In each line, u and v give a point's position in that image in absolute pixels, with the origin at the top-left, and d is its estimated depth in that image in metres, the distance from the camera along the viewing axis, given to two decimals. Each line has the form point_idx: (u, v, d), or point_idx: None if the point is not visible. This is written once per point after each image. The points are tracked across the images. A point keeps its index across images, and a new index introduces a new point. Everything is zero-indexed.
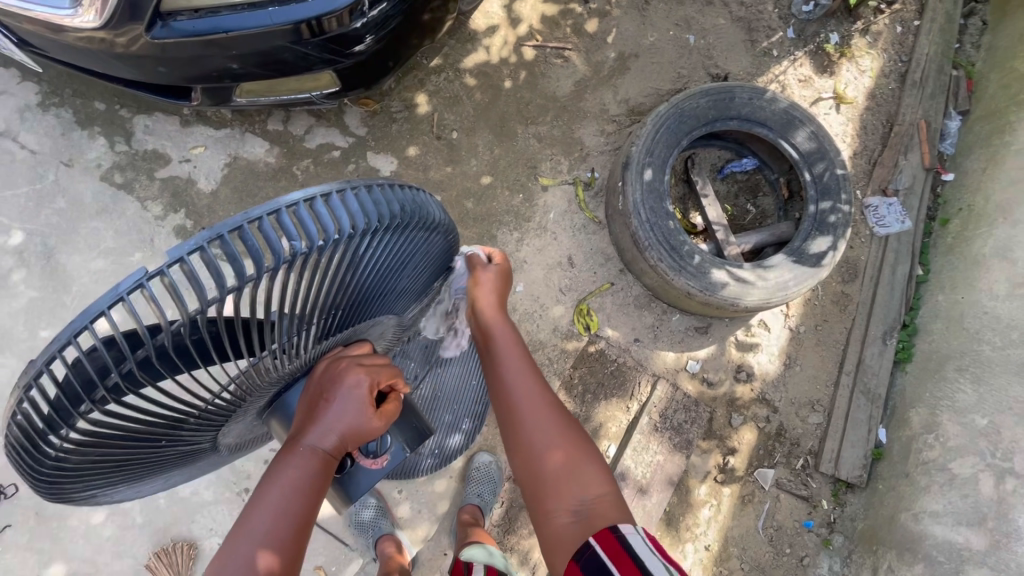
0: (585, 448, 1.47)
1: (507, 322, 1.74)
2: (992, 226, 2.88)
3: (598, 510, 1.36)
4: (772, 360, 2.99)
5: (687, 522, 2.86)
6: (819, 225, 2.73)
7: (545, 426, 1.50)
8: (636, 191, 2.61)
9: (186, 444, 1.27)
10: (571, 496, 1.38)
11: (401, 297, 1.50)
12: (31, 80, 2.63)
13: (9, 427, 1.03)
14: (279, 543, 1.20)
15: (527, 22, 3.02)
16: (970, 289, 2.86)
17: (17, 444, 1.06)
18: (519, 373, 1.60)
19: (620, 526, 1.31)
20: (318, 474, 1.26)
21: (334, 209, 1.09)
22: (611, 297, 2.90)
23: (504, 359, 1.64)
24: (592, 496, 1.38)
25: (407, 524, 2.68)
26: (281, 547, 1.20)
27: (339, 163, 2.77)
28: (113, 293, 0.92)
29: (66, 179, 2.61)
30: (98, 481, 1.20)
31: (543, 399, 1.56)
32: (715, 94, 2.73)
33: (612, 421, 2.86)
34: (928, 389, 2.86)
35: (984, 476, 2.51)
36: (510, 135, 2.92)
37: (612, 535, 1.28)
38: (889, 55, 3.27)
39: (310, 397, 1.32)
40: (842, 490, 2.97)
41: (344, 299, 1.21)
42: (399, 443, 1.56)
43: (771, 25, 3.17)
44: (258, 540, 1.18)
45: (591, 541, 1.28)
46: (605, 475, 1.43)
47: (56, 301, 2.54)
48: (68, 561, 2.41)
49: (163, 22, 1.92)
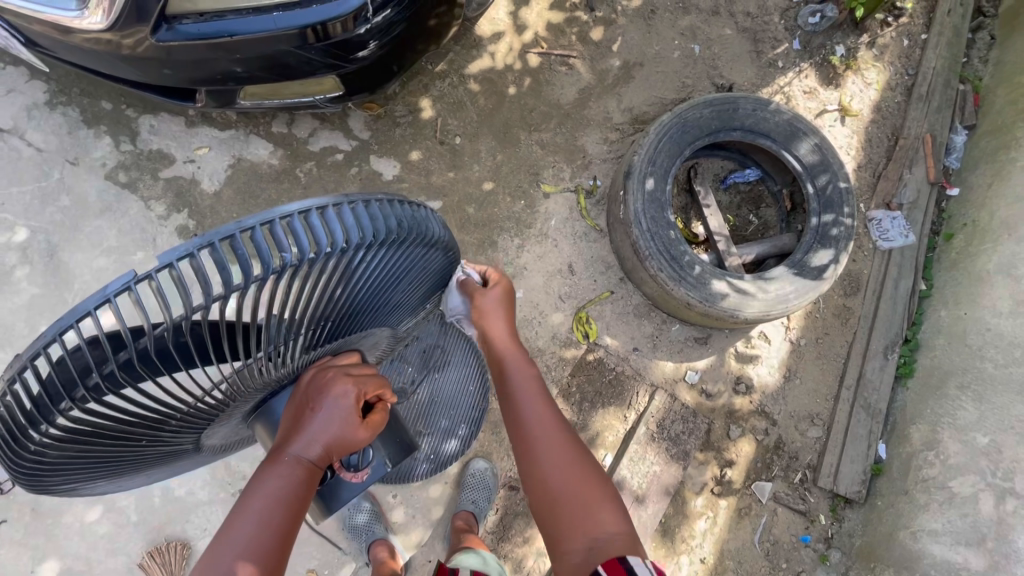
0: (595, 479, 1.50)
1: (520, 350, 1.84)
2: (996, 242, 2.86)
3: (607, 540, 1.37)
4: (773, 372, 2.97)
5: (683, 534, 2.84)
6: (821, 239, 2.71)
7: (555, 454, 1.55)
8: (637, 201, 2.60)
9: (169, 444, 1.28)
10: (580, 529, 1.40)
11: (396, 310, 1.48)
12: (39, 78, 2.65)
13: None
14: (260, 553, 1.21)
15: (533, 29, 3.02)
16: (973, 306, 2.84)
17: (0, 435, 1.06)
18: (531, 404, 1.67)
19: (628, 557, 1.31)
20: (302, 484, 1.27)
21: (328, 222, 1.08)
22: (610, 305, 2.89)
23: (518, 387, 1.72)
24: (604, 529, 1.39)
25: (400, 529, 2.67)
26: (263, 557, 1.21)
27: (343, 166, 2.78)
28: (100, 294, 0.91)
29: (71, 177, 2.63)
30: (79, 475, 1.20)
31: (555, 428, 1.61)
32: (719, 105, 2.71)
33: (609, 430, 2.84)
34: (929, 405, 2.85)
35: (984, 496, 2.48)
36: (512, 141, 2.92)
37: (617, 561, 1.29)
38: (895, 68, 3.26)
39: (296, 405, 1.32)
40: (839, 505, 2.96)
41: (334, 311, 1.20)
42: (381, 458, 1.54)
43: (777, 36, 3.16)
44: (240, 549, 1.20)
45: (600, 571, 1.28)
46: (621, 510, 1.44)
47: (58, 299, 2.55)
48: (62, 558, 2.42)
49: (169, 25, 1.92)
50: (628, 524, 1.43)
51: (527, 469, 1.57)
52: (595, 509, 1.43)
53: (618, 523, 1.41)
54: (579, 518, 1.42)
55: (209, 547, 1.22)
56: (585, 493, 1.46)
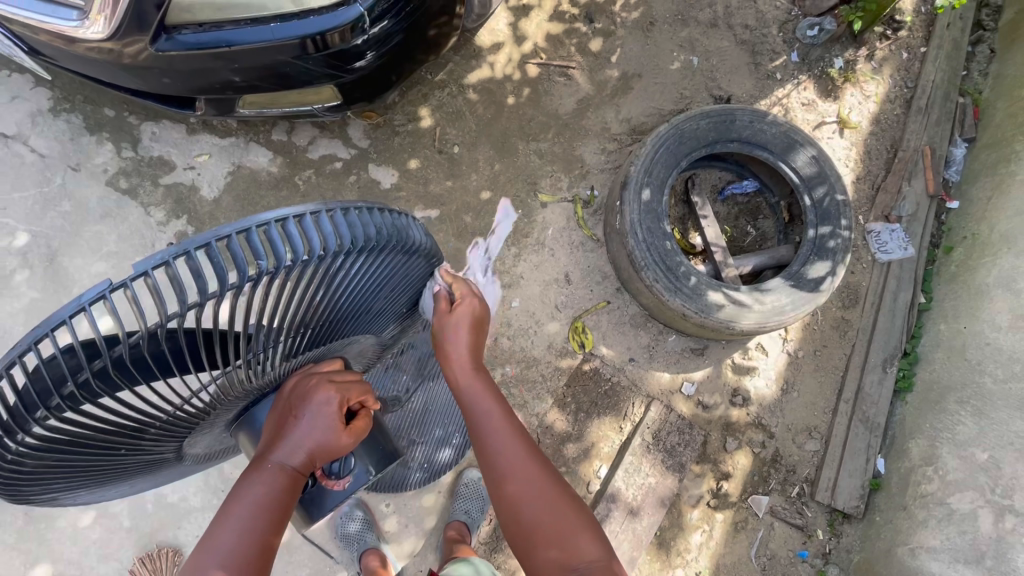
0: (572, 507, 1.46)
1: (480, 372, 1.66)
2: (996, 255, 2.84)
3: (595, 573, 1.34)
4: (770, 384, 2.94)
5: (678, 547, 2.81)
6: (818, 251, 2.71)
7: (532, 484, 1.48)
8: (633, 211, 2.60)
9: (149, 453, 1.27)
10: (565, 565, 1.36)
11: (379, 318, 1.47)
12: (43, 85, 2.67)
13: None
14: (245, 561, 1.20)
15: (532, 39, 3.04)
16: (972, 319, 2.82)
17: None
18: (498, 429, 1.57)
19: None
20: (285, 491, 1.27)
21: (306, 229, 1.08)
22: (607, 315, 2.89)
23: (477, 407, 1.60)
24: (588, 562, 1.36)
25: (393, 538, 2.66)
26: (245, 566, 1.19)
27: (341, 175, 2.80)
28: (74, 303, 0.91)
29: (72, 183, 2.65)
30: (58, 485, 1.20)
31: (524, 451, 1.54)
32: (716, 116, 2.71)
33: (604, 441, 2.83)
34: (928, 420, 2.83)
35: (984, 513, 2.45)
36: (511, 151, 2.93)
37: None
38: (895, 80, 3.26)
39: (278, 413, 1.31)
40: (838, 520, 2.93)
41: (313, 317, 1.19)
42: (363, 466, 1.53)
43: (775, 48, 3.16)
44: (223, 554, 1.18)
45: None
46: (599, 536, 1.43)
47: (57, 303, 2.57)
48: (55, 563, 2.42)
49: (168, 35, 1.95)
50: (608, 551, 1.42)
51: (500, 501, 1.50)
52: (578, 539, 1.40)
53: (599, 551, 1.40)
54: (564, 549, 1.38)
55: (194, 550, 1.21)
56: (563, 525, 1.42)
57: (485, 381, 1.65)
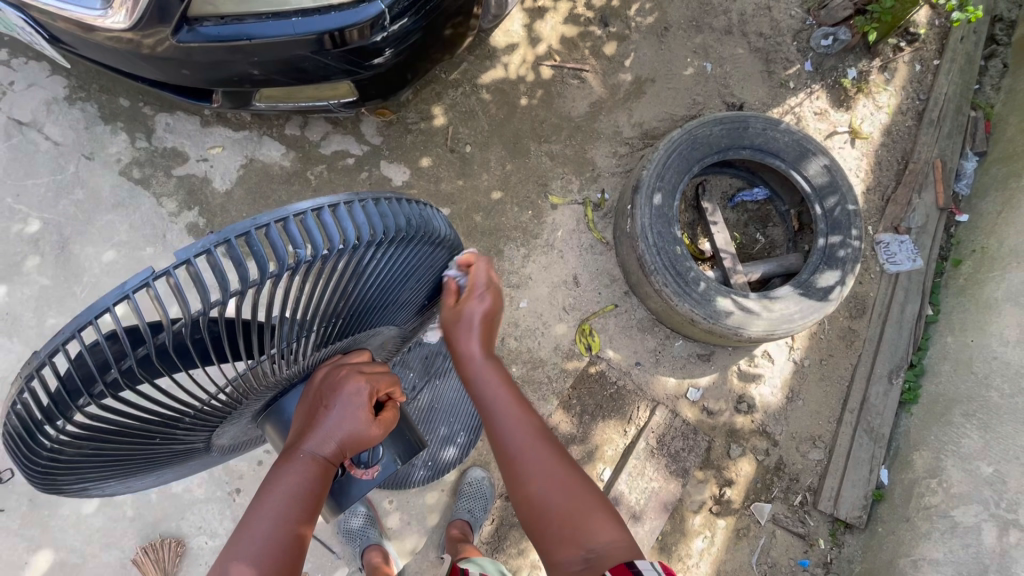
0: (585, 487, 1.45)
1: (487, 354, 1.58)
2: (1005, 270, 2.84)
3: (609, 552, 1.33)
4: (775, 392, 2.94)
5: (679, 553, 2.81)
6: (828, 260, 2.71)
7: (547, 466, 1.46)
8: (644, 216, 2.59)
9: (180, 443, 1.28)
10: (580, 542, 1.35)
11: (402, 309, 1.48)
12: (60, 74, 2.69)
13: (9, 416, 1.03)
14: (277, 549, 1.21)
15: (547, 41, 3.04)
16: (980, 333, 2.82)
17: (15, 433, 1.05)
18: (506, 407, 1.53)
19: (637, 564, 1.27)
20: (317, 481, 1.27)
21: (340, 219, 1.09)
22: (614, 318, 2.89)
23: (483, 386, 1.56)
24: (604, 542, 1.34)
25: (396, 535, 2.65)
26: (280, 552, 1.21)
27: (353, 171, 2.81)
28: (119, 290, 0.91)
29: (86, 172, 2.66)
30: (91, 475, 1.20)
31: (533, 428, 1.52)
32: (729, 123, 2.72)
33: (608, 444, 2.83)
34: (933, 433, 2.82)
35: (987, 527, 2.45)
36: (523, 152, 2.94)
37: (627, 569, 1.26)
38: (906, 92, 3.27)
39: (309, 404, 1.32)
40: (839, 530, 2.92)
41: (343, 308, 1.20)
42: (390, 456, 1.53)
43: (788, 57, 3.17)
44: (260, 541, 1.20)
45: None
46: (614, 517, 1.40)
47: (67, 291, 2.58)
48: (56, 550, 2.42)
49: (190, 26, 1.96)
50: (623, 527, 1.40)
51: (514, 481, 1.48)
52: (592, 519, 1.39)
53: (616, 530, 1.38)
54: (578, 530, 1.37)
55: (229, 539, 1.22)
56: (579, 504, 1.41)
57: (493, 364, 1.58)
